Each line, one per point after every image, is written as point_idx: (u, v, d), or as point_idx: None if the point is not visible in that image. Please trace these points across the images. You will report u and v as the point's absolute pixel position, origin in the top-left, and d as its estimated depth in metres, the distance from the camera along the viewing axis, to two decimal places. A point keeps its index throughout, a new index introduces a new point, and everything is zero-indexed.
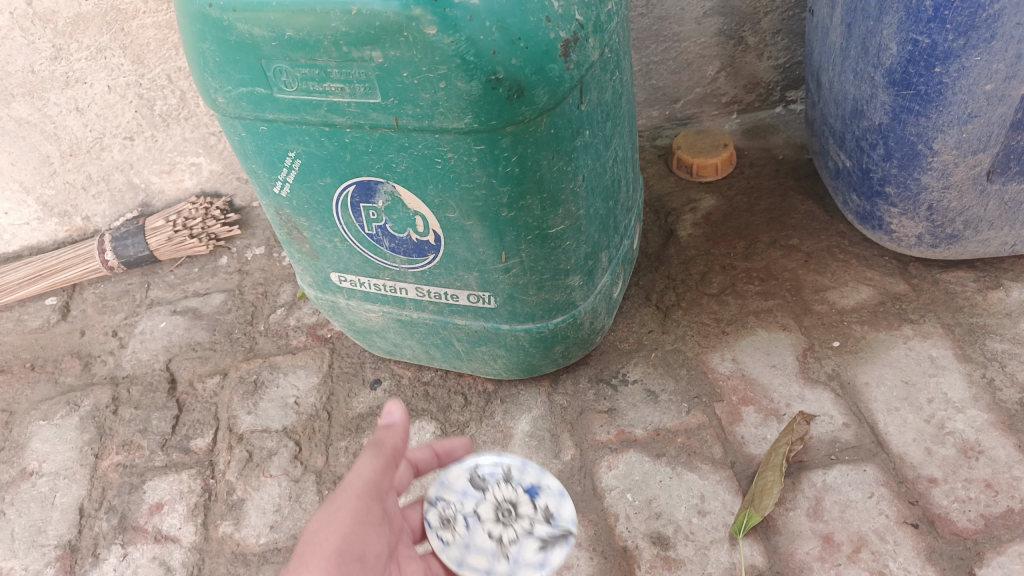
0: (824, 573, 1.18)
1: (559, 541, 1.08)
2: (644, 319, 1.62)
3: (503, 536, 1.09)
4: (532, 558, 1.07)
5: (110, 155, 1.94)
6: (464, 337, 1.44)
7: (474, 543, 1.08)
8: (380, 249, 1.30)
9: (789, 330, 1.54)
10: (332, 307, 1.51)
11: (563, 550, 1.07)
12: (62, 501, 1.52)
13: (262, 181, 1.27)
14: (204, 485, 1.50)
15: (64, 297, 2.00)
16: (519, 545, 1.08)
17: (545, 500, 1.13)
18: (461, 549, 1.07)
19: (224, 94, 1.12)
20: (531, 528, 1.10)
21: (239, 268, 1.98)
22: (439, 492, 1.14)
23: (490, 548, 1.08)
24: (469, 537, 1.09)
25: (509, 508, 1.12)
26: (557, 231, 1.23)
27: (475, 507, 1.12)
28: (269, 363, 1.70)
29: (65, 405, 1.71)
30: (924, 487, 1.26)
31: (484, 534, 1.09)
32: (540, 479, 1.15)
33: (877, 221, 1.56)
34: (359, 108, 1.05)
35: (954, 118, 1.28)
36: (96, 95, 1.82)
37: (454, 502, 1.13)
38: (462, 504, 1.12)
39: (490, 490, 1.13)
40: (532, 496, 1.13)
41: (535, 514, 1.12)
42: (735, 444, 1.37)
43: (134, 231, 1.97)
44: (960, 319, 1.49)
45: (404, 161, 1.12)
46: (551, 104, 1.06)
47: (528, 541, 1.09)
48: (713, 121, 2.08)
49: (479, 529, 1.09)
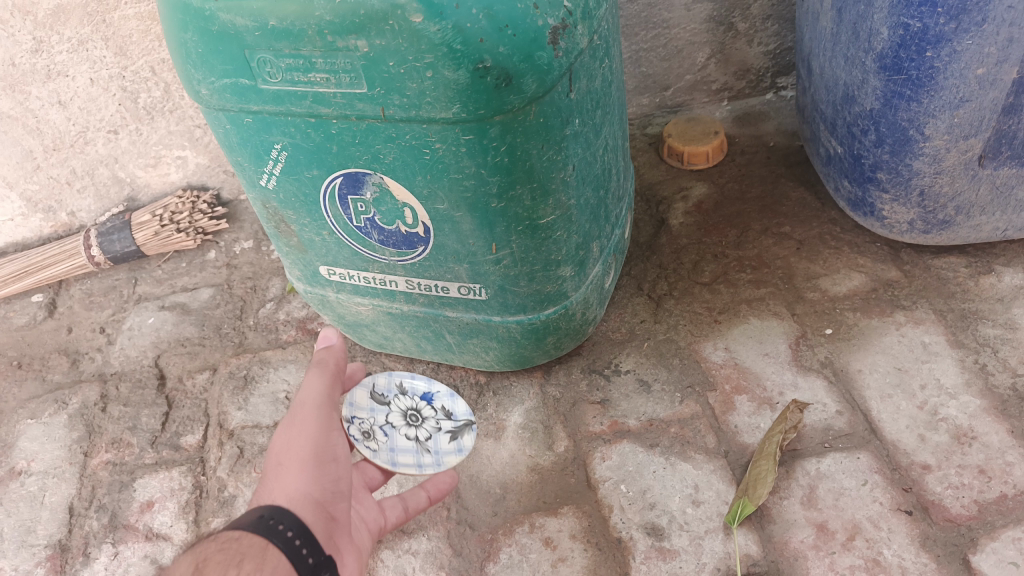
0: (819, 561, 1.18)
1: (465, 428, 1.27)
2: (637, 309, 1.62)
3: (419, 435, 1.24)
4: (449, 447, 1.25)
5: (94, 149, 1.92)
6: (456, 329, 1.43)
7: (398, 445, 1.22)
8: (369, 242, 1.28)
9: (781, 318, 1.53)
10: (321, 301, 1.49)
11: (471, 435, 1.26)
12: (52, 500, 1.51)
13: (248, 174, 1.25)
14: (195, 482, 1.49)
15: (50, 294, 1.98)
16: (434, 439, 1.25)
17: (441, 400, 1.28)
18: (390, 453, 1.21)
19: (208, 86, 1.10)
20: (439, 425, 1.26)
21: (227, 262, 1.96)
22: (350, 411, 1.22)
23: (413, 447, 1.23)
24: (391, 441, 1.22)
25: (414, 414, 1.26)
26: (548, 221, 1.22)
27: (387, 419, 1.24)
28: (259, 358, 1.69)
29: (53, 403, 1.69)
30: (918, 474, 1.26)
31: (403, 437, 1.23)
32: (432, 383, 1.28)
33: (869, 208, 1.55)
34: (345, 99, 1.04)
35: (946, 103, 1.27)
36: (78, 88, 1.80)
37: (366, 417, 1.23)
38: (375, 418, 1.23)
39: (392, 403, 1.26)
40: (433, 398, 1.28)
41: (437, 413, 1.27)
42: (729, 433, 1.37)
43: (120, 226, 1.95)
44: (952, 305, 1.49)
45: (392, 152, 1.10)
46: (540, 92, 1.04)
47: (439, 435, 1.26)
48: (703, 108, 2.07)
49: (397, 434, 1.23)
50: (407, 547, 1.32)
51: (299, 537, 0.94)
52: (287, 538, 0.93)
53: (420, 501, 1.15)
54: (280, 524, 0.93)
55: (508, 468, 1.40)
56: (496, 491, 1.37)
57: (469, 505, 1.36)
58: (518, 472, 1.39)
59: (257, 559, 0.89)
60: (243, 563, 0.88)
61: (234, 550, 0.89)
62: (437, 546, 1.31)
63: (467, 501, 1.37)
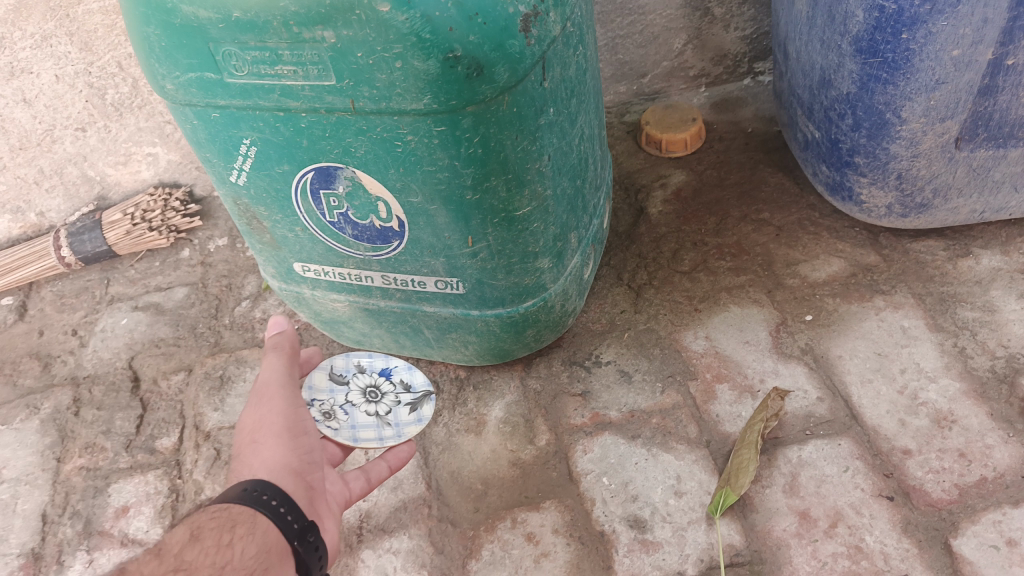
0: (801, 549, 1.18)
1: (424, 400, 1.29)
2: (617, 299, 1.60)
3: (379, 410, 1.27)
4: (409, 419, 1.26)
5: (62, 148, 1.88)
6: (434, 323, 1.41)
7: (358, 421, 1.24)
8: (343, 238, 1.26)
9: (761, 306, 1.52)
10: (297, 298, 1.47)
11: (430, 405, 1.28)
12: (25, 507, 1.48)
13: (218, 171, 1.22)
14: (172, 485, 1.46)
15: (20, 297, 1.94)
16: (394, 412, 1.27)
17: (400, 375, 1.31)
18: (351, 429, 1.23)
19: (173, 81, 1.07)
20: (399, 398, 1.28)
21: (201, 261, 1.92)
22: (310, 394, 1.24)
23: (374, 422, 1.25)
24: (352, 418, 1.24)
25: (373, 390, 1.28)
26: (524, 213, 1.20)
27: (347, 397, 1.26)
28: (235, 358, 1.66)
29: (25, 408, 1.65)
30: (899, 459, 1.25)
31: (364, 413, 1.25)
32: (388, 359, 1.31)
33: (848, 192, 1.55)
34: (313, 91, 1.01)
35: (922, 85, 1.26)
36: (43, 85, 1.75)
37: (325, 399, 1.25)
38: (334, 398, 1.25)
39: (351, 381, 1.28)
40: (391, 373, 1.30)
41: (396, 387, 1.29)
42: (710, 423, 1.36)
43: (91, 226, 1.91)
44: (930, 288, 1.49)
45: (363, 146, 1.08)
46: (513, 81, 1.02)
47: (399, 408, 1.28)
48: (681, 95, 2.05)
49: (357, 412, 1.25)
50: (388, 546, 1.30)
51: (283, 506, 0.98)
52: (273, 507, 0.97)
53: (382, 471, 1.19)
54: (263, 494, 0.98)
55: (489, 463, 1.39)
56: (477, 486, 1.36)
57: (450, 502, 1.35)
58: (499, 467, 1.38)
59: (247, 527, 0.94)
60: (235, 530, 0.92)
61: (224, 520, 0.93)
62: (418, 544, 1.30)
63: (448, 497, 1.35)
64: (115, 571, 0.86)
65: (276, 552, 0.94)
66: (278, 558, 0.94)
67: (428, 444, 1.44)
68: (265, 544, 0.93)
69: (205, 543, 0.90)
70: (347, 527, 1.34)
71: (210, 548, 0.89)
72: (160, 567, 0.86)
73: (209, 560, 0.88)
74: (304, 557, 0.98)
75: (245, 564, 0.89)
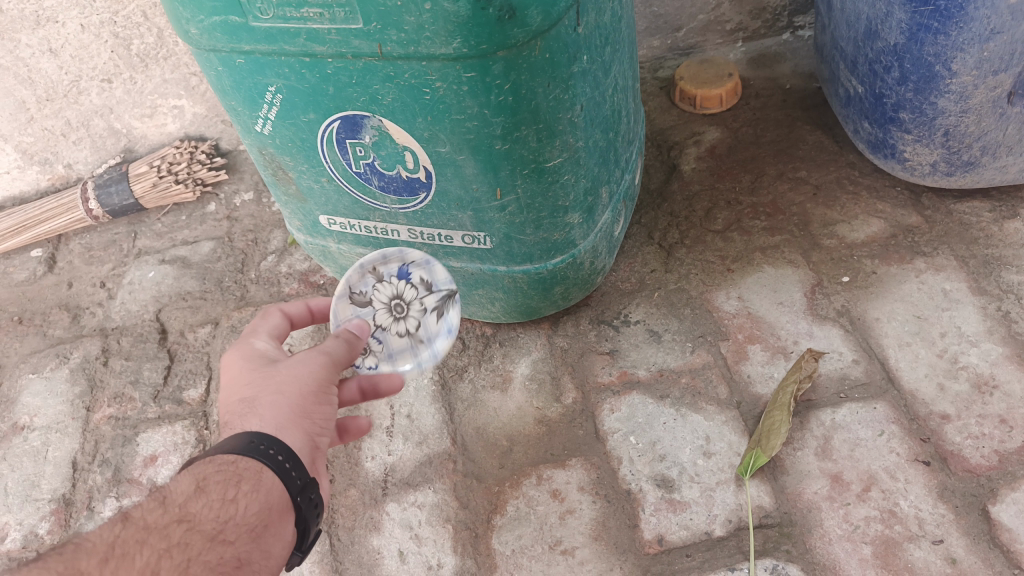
0: (833, 513, 1.15)
1: (449, 302, 1.21)
2: (647, 258, 1.57)
3: (409, 329, 1.18)
4: (437, 330, 1.20)
5: (89, 99, 1.87)
6: (460, 279, 1.39)
7: (393, 348, 1.17)
8: (370, 189, 1.24)
9: (796, 267, 1.48)
10: (323, 251, 1.45)
11: (456, 309, 1.21)
12: (55, 455, 1.50)
13: (243, 119, 1.20)
14: (198, 436, 1.47)
15: (50, 249, 1.94)
16: (424, 327, 1.19)
17: (418, 275, 1.20)
18: (389, 360, 1.18)
19: (197, 25, 1.05)
20: (424, 305, 1.19)
21: (227, 215, 1.91)
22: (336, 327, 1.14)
23: (408, 344, 1.18)
24: (385, 346, 1.17)
25: (399, 303, 1.18)
26: (554, 165, 1.17)
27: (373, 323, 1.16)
28: (261, 312, 1.66)
29: (55, 358, 1.67)
30: (937, 424, 1.22)
31: (395, 337, 1.17)
32: (405, 256, 1.19)
33: (890, 150, 1.49)
34: (340, 35, 0.98)
35: (975, 35, 1.20)
36: (69, 35, 1.74)
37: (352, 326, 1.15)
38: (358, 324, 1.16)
39: (372, 300, 1.17)
40: (410, 276, 1.19)
41: (417, 292, 1.19)
42: (741, 383, 1.33)
43: (118, 178, 1.91)
44: (974, 251, 1.44)
45: (390, 93, 1.05)
46: (545, 25, 0.98)
47: (428, 316, 1.19)
48: (717, 50, 1.99)
49: (388, 337, 1.17)
50: (413, 500, 1.30)
51: (288, 460, 0.93)
52: (278, 462, 0.92)
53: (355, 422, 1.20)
54: (268, 448, 0.92)
55: (515, 419, 1.37)
56: (503, 443, 1.35)
57: (475, 458, 1.34)
58: (525, 424, 1.36)
59: (252, 483, 0.91)
60: (240, 485, 0.91)
61: (230, 473, 0.91)
62: (443, 499, 1.29)
63: (473, 453, 1.34)
64: (125, 517, 0.88)
65: (276, 509, 0.93)
66: (279, 516, 0.93)
67: (454, 400, 1.43)
68: (269, 502, 0.92)
69: (209, 497, 0.89)
70: (372, 480, 1.34)
71: (213, 503, 0.89)
72: (164, 517, 0.87)
73: (211, 514, 0.88)
74: (305, 513, 0.97)
75: (246, 521, 0.89)
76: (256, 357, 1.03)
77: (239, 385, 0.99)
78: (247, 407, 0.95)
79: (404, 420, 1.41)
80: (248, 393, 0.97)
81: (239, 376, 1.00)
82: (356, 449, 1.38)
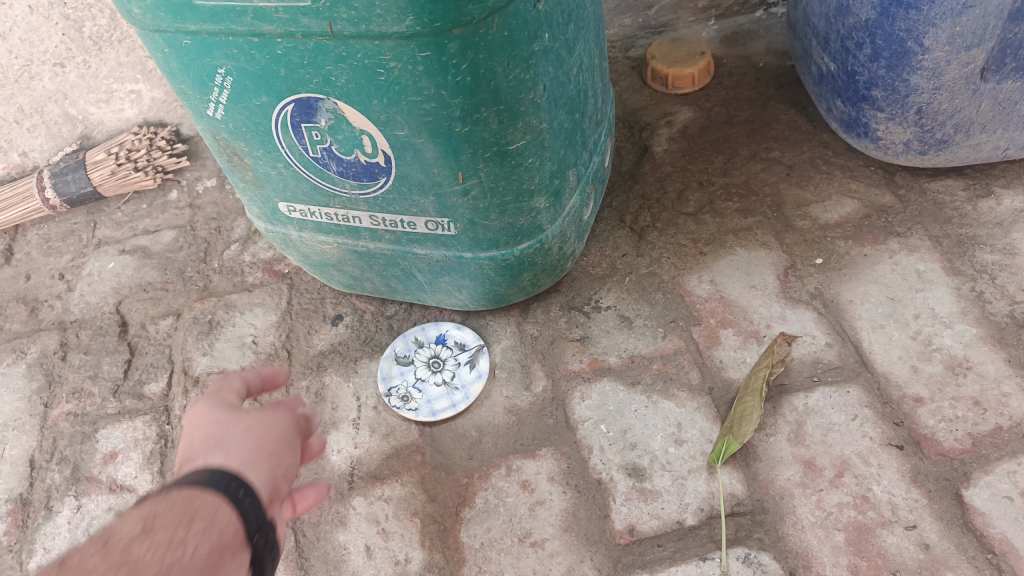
0: (805, 499, 1.14)
1: (479, 354, 1.42)
2: (618, 242, 1.54)
3: (445, 379, 1.39)
4: (471, 377, 1.38)
5: (41, 85, 1.80)
6: (426, 266, 1.35)
7: (432, 396, 1.37)
8: (328, 175, 1.20)
9: (769, 249, 1.46)
10: (284, 240, 1.41)
11: (485, 357, 1.41)
12: (12, 454, 1.45)
13: (193, 103, 1.15)
14: (160, 431, 1.43)
15: (6, 240, 1.88)
16: (458, 376, 1.39)
17: (452, 336, 1.46)
18: (427, 405, 1.36)
19: (139, 4, 0.99)
20: (458, 361, 1.41)
21: (190, 203, 1.86)
22: (385, 385, 1.39)
23: (444, 391, 1.37)
24: (426, 394, 1.37)
25: (435, 361, 1.42)
26: (518, 148, 1.13)
27: (415, 375, 1.40)
28: (224, 302, 1.61)
29: (11, 353, 1.62)
30: (910, 407, 1.20)
31: (433, 385, 1.38)
32: (440, 326, 1.47)
33: (863, 128, 1.47)
34: (288, 13, 0.93)
35: (948, 10, 1.17)
36: (16, 16, 1.66)
37: (399, 382, 1.40)
38: (406, 379, 1.40)
39: (415, 359, 1.43)
40: (446, 341, 1.45)
41: (454, 351, 1.43)
42: (713, 369, 1.31)
43: (75, 166, 1.85)
44: (948, 230, 1.42)
45: (344, 74, 1.00)
46: (503, 1, 0.94)
47: (461, 369, 1.40)
48: (689, 28, 1.95)
49: (428, 387, 1.38)
50: (380, 494, 1.27)
51: (245, 491, 0.76)
52: (238, 493, 0.75)
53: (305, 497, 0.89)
54: (229, 478, 0.76)
55: (483, 410, 1.34)
56: (472, 434, 1.32)
57: (444, 449, 1.31)
58: (495, 414, 1.33)
59: (209, 519, 0.71)
60: (192, 523, 0.70)
61: (180, 507, 0.71)
62: (411, 492, 1.26)
63: (442, 444, 1.31)
64: None
65: (233, 549, 0.72)
66: (238, 553, 0.73)
67: None
68: (224, 539, 0.71)
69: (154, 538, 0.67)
70: (338, 474, 1.31)
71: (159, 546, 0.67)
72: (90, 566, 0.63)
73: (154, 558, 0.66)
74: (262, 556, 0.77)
75: (201, 562, 0.68)
76: (218, 402, 0.88)
77: (197, 431, 0.85)
78: (211, 440, 0.81)
79: (371, 411, 1.38)
80: (212, 428, 0.83)
81: (205, 421, 0.85)
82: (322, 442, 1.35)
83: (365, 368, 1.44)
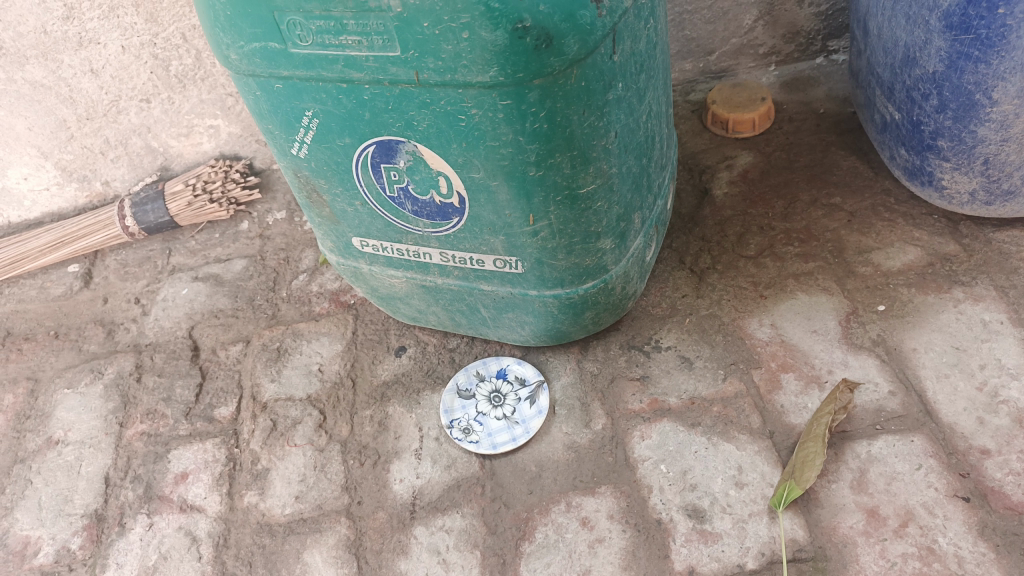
0: (869, 549, 1.13)
1: (539, 389, 1.45)
2: (678, 283, 1.56)
3: (505, 413, 1.42)
4: (531, 412, 1.41)
5: (128, 118, 1.90)
6: (491, 302, 1.39)
7: (492, 429, 1.40)
8: (402, 213, 1.25)
9: (830, 294, 1.46)
10: (354, 273, 1.46)
11: (545, 393, 1.44)
12: (88, 470, 1.51)
13: (279, 143, 1.21)
14: (228, 454, 1.48)
15: (86, 264, 1.98)
16: (518, 411, 1.42)
17: (513, 372, 1.49)
18: (489, 438, 1.38)
19: (237, 51, 1.06)
20: (518, 396, 1.44)
21: (260, 233, 1.94)
22: (448, 417, 1.43)
23: (505, 424, 1.40)
24: (487, 427, 1.40)
25: (496, 394, 1.45)
26: (588, 191, 1.17)
27: (477, 409, 1.43)
28: (292, 331, 1.67)
29: (90, 373, 1.69)
30: (977, 459, 1.19)
31: (494, 419, 1.41)
32: (501, 361, 1.51)
33: (927, 177, 1.47)
34: (377, 62, 0.99)
35: (1017, 64, 1.18)
36: (110, 55, 1.77)
37: (462, 416, 1.43)
38: (467, 413, 1.43)
39: (476, 393, 1.46)
40: (506, 376, 1.48)
41: (513, 386, 1.46)
42: (774, 413, 1.31)
43: (155, 197, 1.93)
44: (1014, 281, 1.41)
45: (425, 119, 1.06)
46: (582, 54, 0.98)
47: (521, 404, 1.43)
48: (749, 74, 1.98)
49: (489, 420, 1.41)
50: (441, 525, 1.30)
51: None
52: None
53: None
54: None
55: (543, 445, 1.37)
56: (532, 469, 1.34)
57: (504, 482, 1.33)
58: (555, 450, 1.36)
59: None
60: None
61: None
62: (471, 524, 1.29)
63: (502, 478, 1.34)
64: None
65: None
66: None
67: None
68: None
69: None
70: (400, 503, 1.34)
71: None
72: None
73: None
74: None
75: None
76: None
77: None
78: None
79: (432, 443, 1.41)
80: None
81: None
82: (385, 471, 1.39)
83: (427, 400, 1.48)
